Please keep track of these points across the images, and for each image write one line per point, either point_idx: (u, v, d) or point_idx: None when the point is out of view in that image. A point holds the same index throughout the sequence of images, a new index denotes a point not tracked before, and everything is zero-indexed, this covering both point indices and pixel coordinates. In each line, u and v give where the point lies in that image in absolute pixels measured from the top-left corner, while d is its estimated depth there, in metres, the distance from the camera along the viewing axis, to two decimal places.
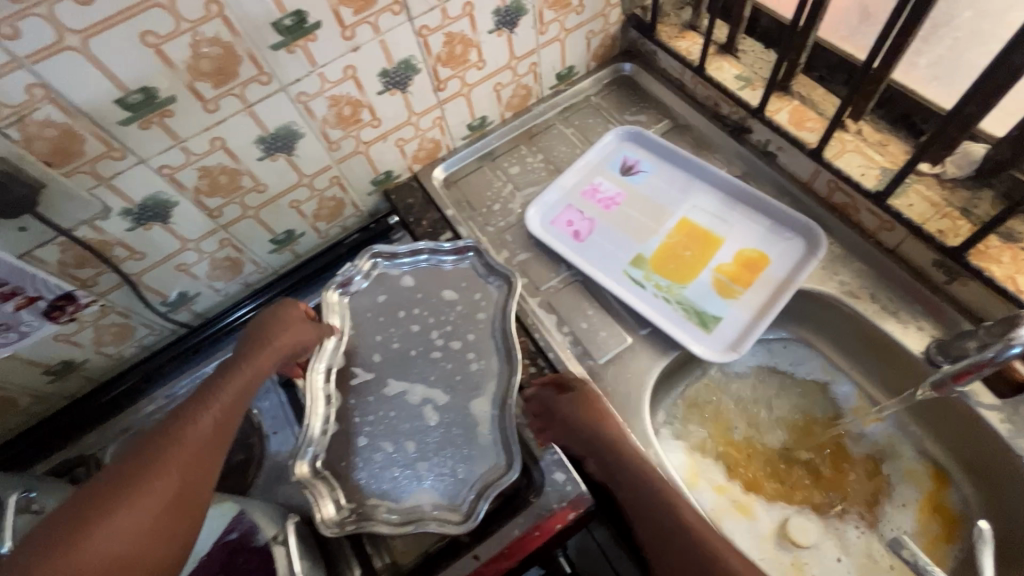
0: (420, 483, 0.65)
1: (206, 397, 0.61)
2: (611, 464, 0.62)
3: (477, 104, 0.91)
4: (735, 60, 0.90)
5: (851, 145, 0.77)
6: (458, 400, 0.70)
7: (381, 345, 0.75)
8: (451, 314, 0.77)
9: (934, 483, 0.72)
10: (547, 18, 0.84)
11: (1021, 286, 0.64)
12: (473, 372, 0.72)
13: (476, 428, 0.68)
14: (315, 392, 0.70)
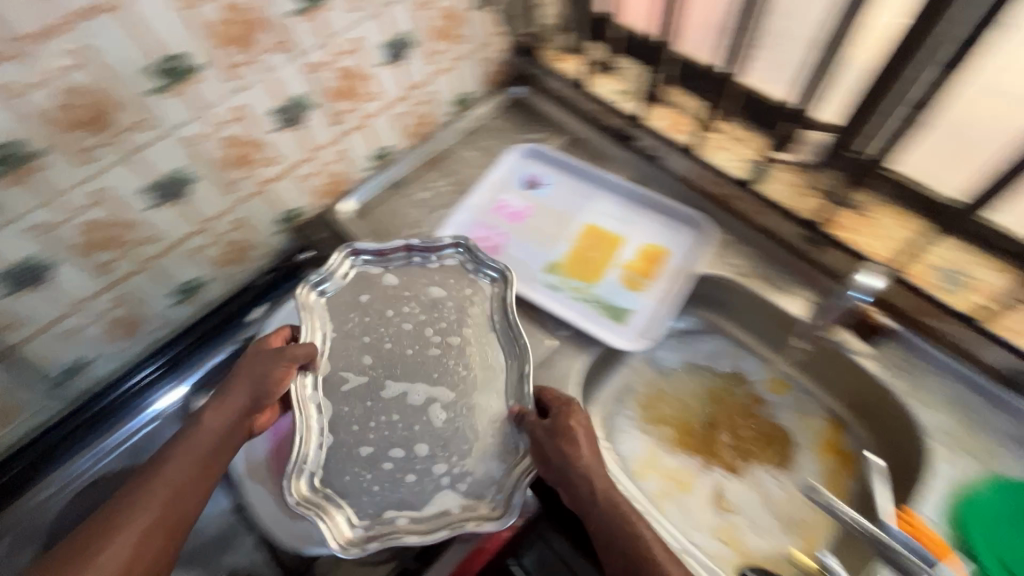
0: (443, 485, 0.65)
1: (155, 472, 0.60)
2: (572, 493, 0.62)
3: (379, 135, 0.92)
4: (615, 77, 0.98)
5: (720, 141, 0.88)
6: (460, 394, 0.70)
7: (373, 349, 0.72)
8: (444, 312, 0.76)
9: (832, 430, 0.80)
10: (437, 49, 0.89)
11: (870, 248, 0.75)
12: (473, 364, 0.72)
13: (478, 418, 0.68)
14: (311, 425, 0.67)
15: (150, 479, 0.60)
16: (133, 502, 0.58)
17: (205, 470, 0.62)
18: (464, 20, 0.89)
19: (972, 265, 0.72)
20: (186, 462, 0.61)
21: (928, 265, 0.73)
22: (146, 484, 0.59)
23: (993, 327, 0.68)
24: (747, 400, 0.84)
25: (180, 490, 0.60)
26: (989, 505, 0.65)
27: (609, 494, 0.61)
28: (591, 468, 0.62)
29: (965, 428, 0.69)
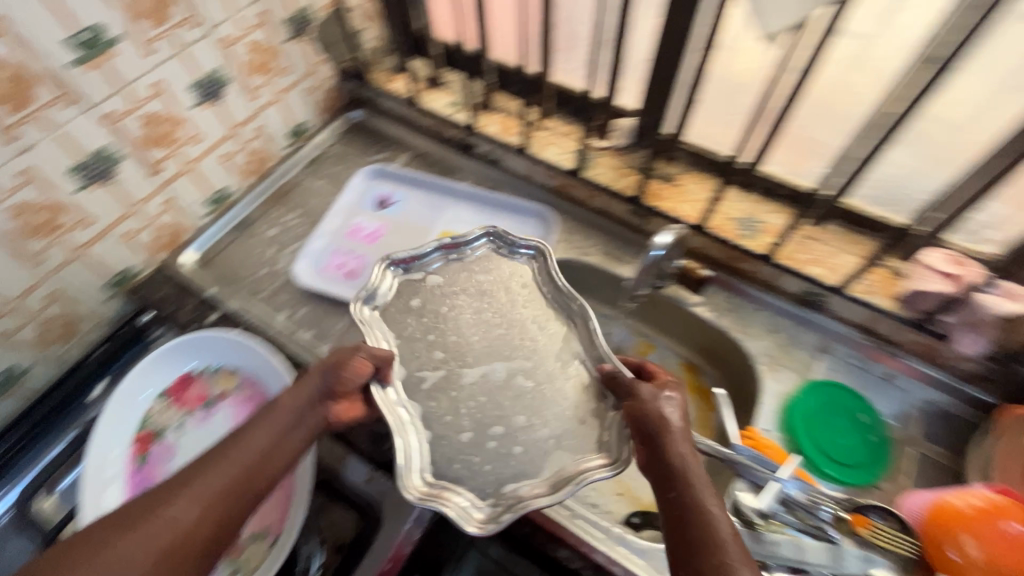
0: (551, 450, 0.61)
1: (240, 440, 0.53)
2: (657, 459, 0.52)
3: (209, 179, 0.89)
4: (445, 91, 1.03)
5: (547, 139, 0.95)
6: (538, 361, 0.67)
7: (439, 342, 0.68)
8: (488, 295, 0.72)
9: (688, 372, 0.90)
10: (255, 83, 0.87)
11: (683, 211, 0.86)
12: (539, 331, 0.69)
13: (563, 381, 0.65)
14: (403, 425, 0.61)
15: (238, 451, 0.52)
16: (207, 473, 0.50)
17: (279, 452, 0.54)
18: (280, 52, 0.89)
19: (761, 212, 0.84)
20: (268, 439, 0.54)
21: (731, 219, 0.85)
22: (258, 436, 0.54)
23: (789, 260, 0.81)
24: None
25: (251, 475, 0.52)
26: (813, 410, 0.76)
27: (678, 456, 0.52)
28: (679, 441, 0.53)
29: (784, 349, 0.81)
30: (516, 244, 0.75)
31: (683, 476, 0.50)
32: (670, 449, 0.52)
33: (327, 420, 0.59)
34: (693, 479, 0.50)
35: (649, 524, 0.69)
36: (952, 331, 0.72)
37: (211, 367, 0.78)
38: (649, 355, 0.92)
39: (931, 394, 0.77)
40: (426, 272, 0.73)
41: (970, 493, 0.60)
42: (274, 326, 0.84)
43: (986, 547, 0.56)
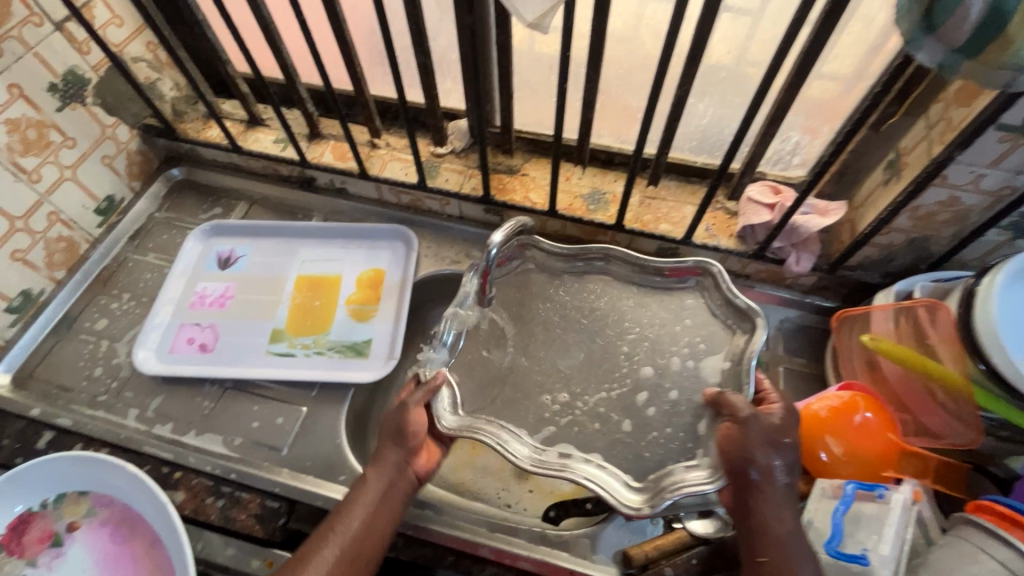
0: (703, 356, 0.66)
1: (353, 503, 0.58)
2: (748, 515, 0.52)
3: (1, 285, 0.77)
4: (267, 128, 0.95)
5: (388, 156, 0.91)
6: (614, 319, 0.71)
7: (534, 359, 0.69)
8: (525, 298, 0.73)
9: None
10: (28, 165, 0.76)
11: (533, 199, 0.86)
12: (595, 306, 0.72)
13: (652, 317, 0.70)
14: (563, 463, 0.60)
15: (343, 527, 0.56)
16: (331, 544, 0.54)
17: (384, 509, 0.58)
18: (54, 124, 0.78)
19: (604, 183, 0.88)
20: (375, 502, 0.58)
21: (578, 196, 0.86)
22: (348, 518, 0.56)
23: (639, 224, 0.84)
24: None
25: (364, 540, 0.56)
26: None
27: (772, 517, 0.52)
28: (770, 500, 0.52)
29: None
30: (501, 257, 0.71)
31: (772, 530, 0.51)
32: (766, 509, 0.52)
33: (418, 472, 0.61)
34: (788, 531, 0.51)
35: (565, 514, 0.69)
36: (786, 255, 0.78)
37: (50, 500, 0.67)
38: None
39: (785, 312, 0.84)
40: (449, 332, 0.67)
41: (826, 395, 0.65)
42: (124, 429, 0.74)
43: (846, 443, 0.63)
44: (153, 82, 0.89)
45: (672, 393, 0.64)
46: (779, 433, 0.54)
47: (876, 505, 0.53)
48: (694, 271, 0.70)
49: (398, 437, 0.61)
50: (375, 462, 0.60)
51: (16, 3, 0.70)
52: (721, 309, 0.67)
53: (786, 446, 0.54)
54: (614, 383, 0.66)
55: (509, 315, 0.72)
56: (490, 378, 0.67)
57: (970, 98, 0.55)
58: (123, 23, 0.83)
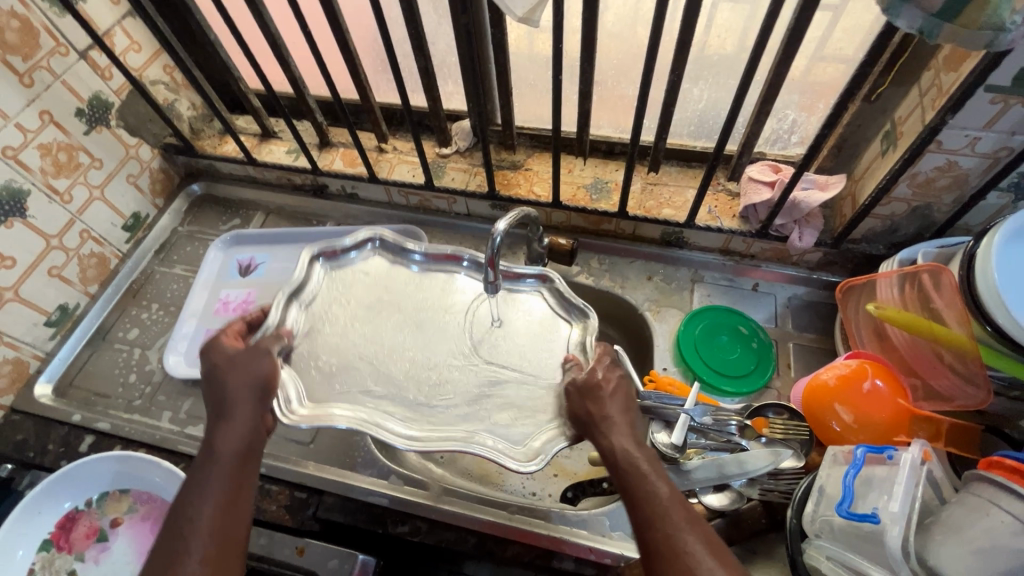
0: (554, 359, 0.66)
1: (212, 463, 0.52)
2: (608, 452, 0.51)
3: (40, 300, 0.81)
4: (279, 140, 0.99)
5: (395, 159, 0.95)
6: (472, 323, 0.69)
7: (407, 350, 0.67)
8: (385, 292, 0.71)
9: None
10: (59, 186, 0.81)
11: (537, 192, 0.89)
12: (461, 308, 0.70)
13: (508, 324, 0.69)
14: (464, 434, 0.61)
15: (204, 484, 0.50)
16: (195, 505, 0.49)
17: (243, 463, 0.53)
18: (82, 146, 0.83)
19: (606, 173, 0.89)
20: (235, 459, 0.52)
21: (581, 187, 0.88)
22: (205, 476, 0.51)
23: (642, 210, 0.85)
24: None
25: (232, 497, 0.50)
26: (700, 335, 0.81)
27: (627, 446, 0.51)
28: (615, 428, 0.52)
29: (662, 289, 0.87)
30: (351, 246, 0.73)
31: (642, 475, 0.49)
32: (615, 441, 0.51)
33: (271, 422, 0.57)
34: (651, 472, 0.49)
35: (582, 494, 0.71)
36: (789, 231, 0.79)
37: (94, 498, 0.71)
38: None
39: (793, 289, 0.85)
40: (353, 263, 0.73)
41: (835, 364, 0.67)
42: (159, 430, 0.78)
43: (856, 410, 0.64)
44: (171, 103, 0.94)
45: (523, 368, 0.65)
46: (593, 385, 0.55)
47: (887, 467, 0.53)
48: (537, 276, 0.70)
49: (251, 390, 0.56)
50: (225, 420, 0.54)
51: (43, 35, 0.75)
52: (555, 311, 0.69)
53: (603, 393, 0.55)
54: (463, 353, 0.67)
55: (350, 305, 0.70)
56: (365, 364, 0.66)
57: (959, 61, 0.56)
58: (141, 48, 0.88)
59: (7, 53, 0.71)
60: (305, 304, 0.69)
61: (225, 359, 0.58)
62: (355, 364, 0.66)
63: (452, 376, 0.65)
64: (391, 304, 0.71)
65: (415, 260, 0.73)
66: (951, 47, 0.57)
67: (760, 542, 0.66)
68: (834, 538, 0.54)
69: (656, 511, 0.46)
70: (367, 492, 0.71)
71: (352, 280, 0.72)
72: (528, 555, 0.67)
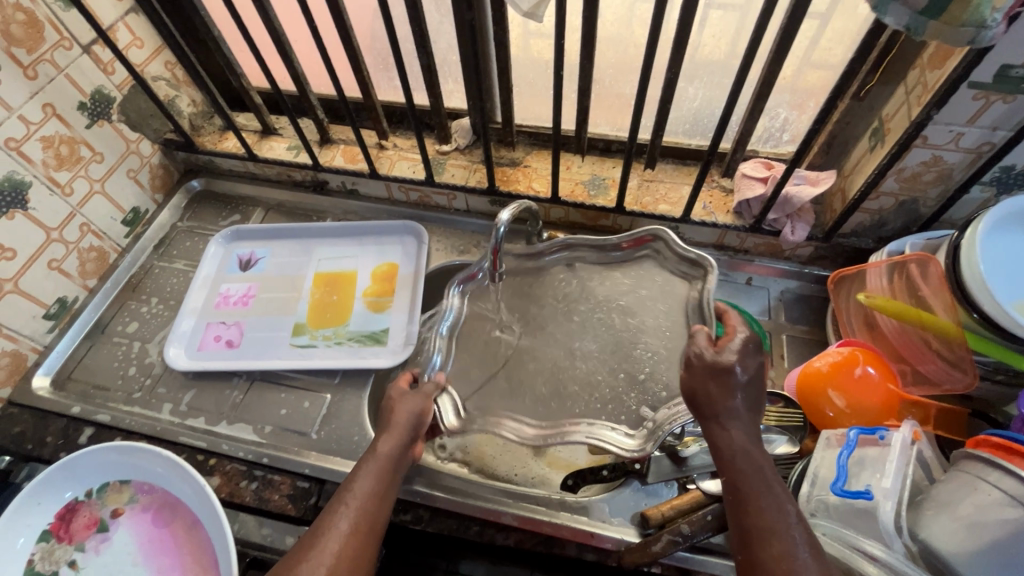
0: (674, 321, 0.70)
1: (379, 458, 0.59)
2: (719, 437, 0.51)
3: (39, 293, 0.81)
4: (280, 137, 1.00)
5: (396, 156, 0.96)
6: (595, 307, 0.75)
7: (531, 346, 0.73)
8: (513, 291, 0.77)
9: None
10: (61, 178, 0.81)
11: (536, 188, 0.90)
12: (586, 297, 0.75)
13: (636, 300, 0.73)
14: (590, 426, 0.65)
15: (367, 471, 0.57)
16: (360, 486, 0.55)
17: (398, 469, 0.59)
18: (84, 140, 0.83)
19: (603, 170, 0.91)
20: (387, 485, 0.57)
21: (579, 183, 0.90)
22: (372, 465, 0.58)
23: (639, 206, 0.87)
24: None
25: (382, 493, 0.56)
26: None
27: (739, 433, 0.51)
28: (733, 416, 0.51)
29: None
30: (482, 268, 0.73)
31: (763, 482, 0.47)
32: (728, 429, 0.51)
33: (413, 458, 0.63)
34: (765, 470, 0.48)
35: (583, 481, 0.73)
36: (781, 226, 0.81)
37: (95, 489, 0.71)
38: None
39: (785, 283, 0.87)
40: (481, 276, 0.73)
41: (827, 352, 0.68)
42: (160, 422, 0.78)
43: (847, 395, 0.66)
44: (172, 99, 0.95)
45: (658, 358, 0.69)
46: (722, 363, 0.53)
47: (879, 448, 0.56)
48: (652, 233, 0.74)
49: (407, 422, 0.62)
50: (388, 438, 0.60)
51: (48, 29, 0.75)
52: (679, 264, 0.72)
53: (731, 384, 0.52)
54: (603, 355, 0.71)
55: (484, 321, 0.75)
56: (496, 366, 0.72)
57: (943, 59, 0.58)
58: (143, 44, 0.88)
59: (13, 46, 0.72)
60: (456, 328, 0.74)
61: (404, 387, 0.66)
62: (489, 379, 0.72)
63: (577, 372, 0.70)
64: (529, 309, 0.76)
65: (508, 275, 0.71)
66: (935, 46, 0.60)
67: None
68: (828, 515, 0.55)
69: (764, 501, 0.46)
70: None
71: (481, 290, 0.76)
72: (529, 542, 0.68)
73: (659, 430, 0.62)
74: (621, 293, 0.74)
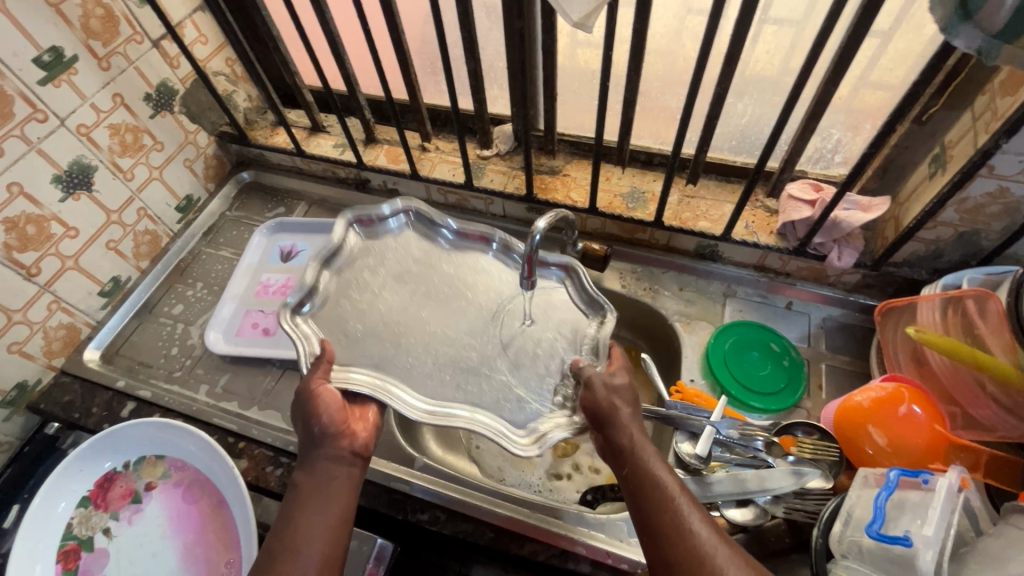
0: (562, 342, 0.66)
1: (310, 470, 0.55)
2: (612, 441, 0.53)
3: (96, 271, 0.86)
4: (327, 135, 1.03)
5: (438, 159, 0.97)
6: (478, 303, 0.70)
7: (397, 323, 0.68)
8: (399, 267, 0.72)
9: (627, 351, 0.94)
10: (123, 164, 0.85)
11: (574, 198, 0.90)
12: (473, 290, 0.71)
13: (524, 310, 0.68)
14: (465, 416, 0.60)
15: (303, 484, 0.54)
16: (304, 502, 0.52)
17: (339, 466, 0.56)
18: (147, 129, 0.88)
19: (643, 183, 0.90)
20: (321, 511, 0.52)
21: (618, 195, 0.89)
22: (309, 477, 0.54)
23: (677, 221, 0.85)
24: None
25: (332, 492, 0.53)
26: (729, 350, 0.80)
27: (637, 432, 0.52)
28: (629, 421, 0.53)
29: (694, 301, 0.87)
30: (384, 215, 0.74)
31: (665, 493, 0.48)
32: (620, 434, 0.52)
33: (354, 457, 0.57)
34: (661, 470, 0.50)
35: (602, 498, 0.71)
36: (828, 250, 0.78)
37: (132, 462, 0.74)
38: None
39: (828, 310, 0.84)
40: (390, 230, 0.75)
41: (870, 386, 0.66)
42: (195, 402, 0.81)
43: (890, 433, 0.63)
44: (230, 94, 0.99)
45: (534, 367, 0.65)
46: (615, 381, 0.55)
47: (922, 492, 0.53)
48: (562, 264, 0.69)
49: (315, 433, 0.56)
50: (306, 469, 0.55)
51: (123, 23, 0.80)
52: (582, 305, 0.68)
53: (622, 394, 0.55)
54: (494, 340, 0.67)
55: (383, 295, 0.70)
56: (363, 330, 0.67)
57: (1016, 86, 0.55)
58: (207, 41, 0.92)
59: (90, 38, 0.76)
60: (344, 270, 0.71)
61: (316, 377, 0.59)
62: (350, 339, 0.66)
63: (442, 360, 0.65)
64: (429, 287, 0.71)
65: (445, 236, 0.74)
66: (1008, 72, 0.56)
67: (781, 561, 0.65)
68: (862, 559, 0.53)
69: (662, 504, 0.47)
70: (393, 481, 0.72)
71: (380, 251, 0.73)
72: (543, 555, 0.67)
73: (546, 437, 0.57)
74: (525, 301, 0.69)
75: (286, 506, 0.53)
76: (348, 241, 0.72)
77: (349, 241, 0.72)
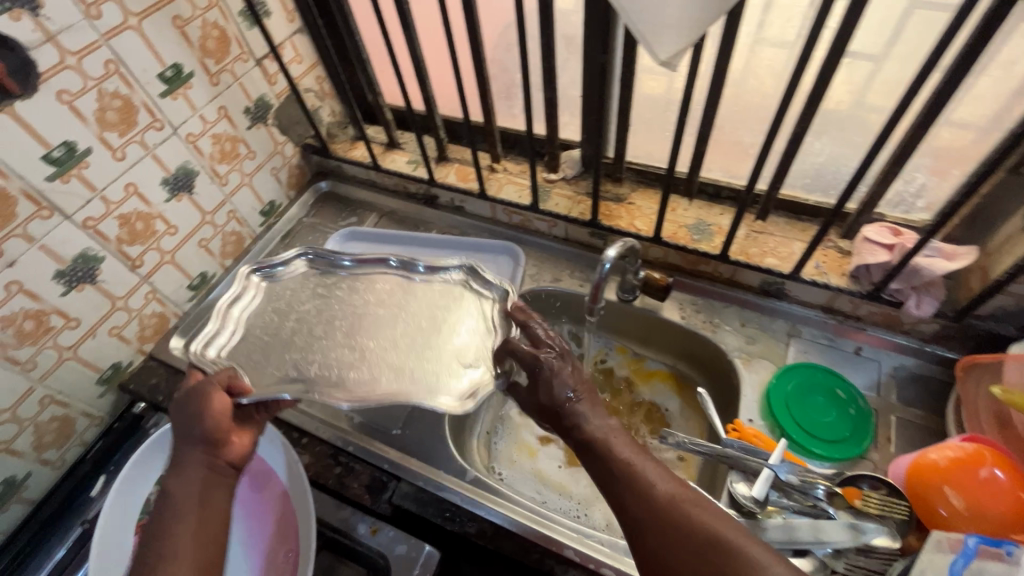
0: (459, 322, 0.78)
1: (186, 474, 0.59)
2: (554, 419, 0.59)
3: (188, 266, 0.93)
4: (402, 151, 1.09)
5: (505, 180, 1.01)
6: (386, 310, 0.81)
7: (311, 336, 0.79)
8: (309, 298, 0.84)
9: (686, 383, 0.93)
10: (220, 170, 0.93)
11: (638, 226, 0.90)
12: (381, 299, 0.82)
13: (425, 309, 0.81)
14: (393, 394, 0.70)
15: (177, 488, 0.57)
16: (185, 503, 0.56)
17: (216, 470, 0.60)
18: (243, 139, 0.95)
19: (709, 216, 0.90)
20: (200, 512, 0.56)
21: (683, 226, 0.89)
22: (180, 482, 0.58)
23: (744, 256, 0.85)
24: (621, 384, 0.95)
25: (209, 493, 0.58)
26: (792, 393, 0.78)
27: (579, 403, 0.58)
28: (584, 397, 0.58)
29: (756, 338, 0.85)
30: (279, 262, 0.86)
31: (618, 459, 0.54)
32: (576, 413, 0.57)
33: (230, 468, 0.62)
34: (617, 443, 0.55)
35: None
36: (905, 298, 0.76)
37: None
38: (652, 367, 0.96)
39: (900, 359, 0.81)
40: (284, 271, 0.87)
41: (946, 445, 0.63)
42: None
43: (968, 496, 0.59)
44: (317, 109, 1.06)
45: (439, 352, 0.75)
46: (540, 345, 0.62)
47: (1004, 564, 0.50)
48: (459, 265, 0.83)
49: (195, 435, 0.61)
50: (178, 475, 0.58)
51: (234, 44, 0.88)
52: (479, 285, 0.81)
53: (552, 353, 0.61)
54: (408, 333, 0.78)
55: (290, 320, 0.81)
56: (273, 350, 0.78)
57: None
58: (302, 61, 0.99)
59: (205, 56, 0.84)
60: (246, 311, 0.82)
61: (196, 389, 0.64)
62: (261, 360, 0.77)
63: (357, 358, 0.76)
64: (338, 305, 0.83)
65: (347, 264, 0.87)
66: None
67: None
68: None
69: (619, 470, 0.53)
70: (442, 488, 0.74)
71: (278, 293, 0.85)
72: None
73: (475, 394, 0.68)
74: (433, 301, 0.81)
75: (156, 515, 0.56)
76: (251, 288, 0.84)
77: (250, 288, 0.84)
